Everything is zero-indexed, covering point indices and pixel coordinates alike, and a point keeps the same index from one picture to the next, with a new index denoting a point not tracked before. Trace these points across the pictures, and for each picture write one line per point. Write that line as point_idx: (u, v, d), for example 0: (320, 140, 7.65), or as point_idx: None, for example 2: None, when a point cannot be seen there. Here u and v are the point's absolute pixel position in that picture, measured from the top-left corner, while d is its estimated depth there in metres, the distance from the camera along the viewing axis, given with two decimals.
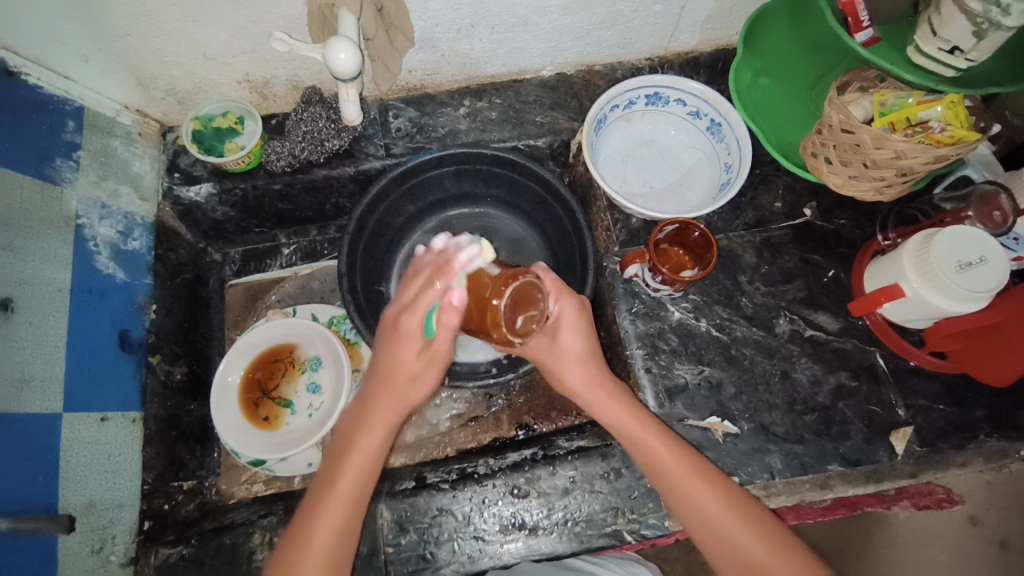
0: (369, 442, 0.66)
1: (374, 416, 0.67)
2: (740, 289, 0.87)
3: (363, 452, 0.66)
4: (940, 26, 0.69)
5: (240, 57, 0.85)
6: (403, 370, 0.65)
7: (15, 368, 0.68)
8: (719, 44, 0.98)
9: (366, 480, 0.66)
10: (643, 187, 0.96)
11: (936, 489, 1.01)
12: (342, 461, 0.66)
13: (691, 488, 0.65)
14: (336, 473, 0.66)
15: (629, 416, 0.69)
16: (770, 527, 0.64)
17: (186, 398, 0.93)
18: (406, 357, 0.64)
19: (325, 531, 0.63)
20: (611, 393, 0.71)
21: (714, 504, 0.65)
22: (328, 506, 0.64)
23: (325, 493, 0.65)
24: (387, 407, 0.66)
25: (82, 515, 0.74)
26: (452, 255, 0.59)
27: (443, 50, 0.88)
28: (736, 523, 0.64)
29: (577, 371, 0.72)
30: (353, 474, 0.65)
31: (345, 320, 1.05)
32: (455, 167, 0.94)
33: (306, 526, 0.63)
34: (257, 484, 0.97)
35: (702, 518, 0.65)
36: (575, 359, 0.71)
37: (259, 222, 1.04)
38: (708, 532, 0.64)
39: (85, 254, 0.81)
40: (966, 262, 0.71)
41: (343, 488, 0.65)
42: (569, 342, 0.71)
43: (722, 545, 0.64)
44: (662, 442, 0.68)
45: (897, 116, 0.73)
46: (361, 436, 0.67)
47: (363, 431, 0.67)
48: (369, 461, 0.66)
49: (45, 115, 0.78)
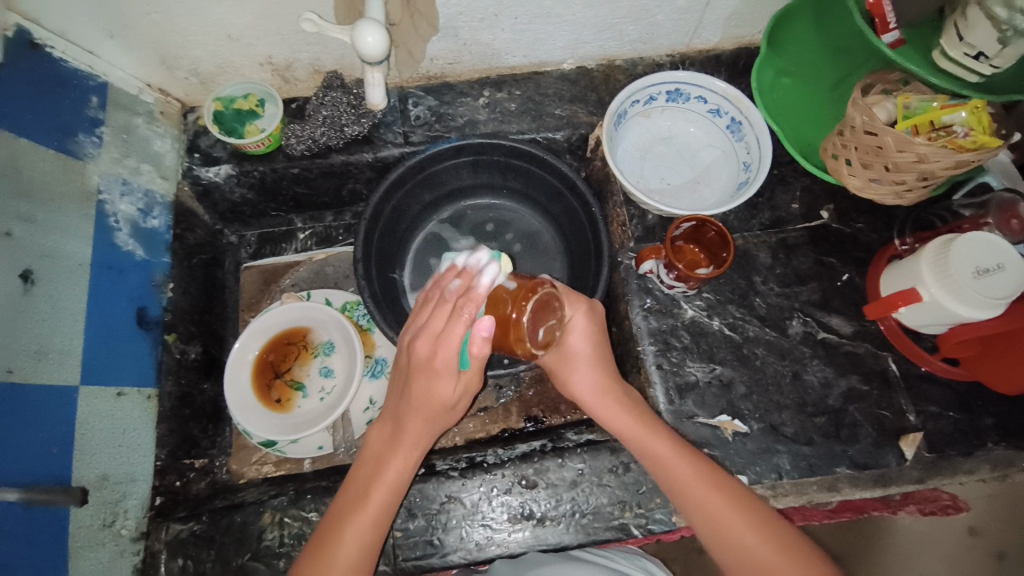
0: (402, 462, 0.67)
1: (407, 436, 0.67)
2: (755, 289, 0.87)
3: (394, 472, 0.67)
4: (966, 31, 0.69)
5: (264, 40, 0.85)
6: (440, 398, 0.64)
7: (34, 341, 0.68)
8: (742, 42, 0.97)
9: (395, 500, 0.67)
10: (660, 183, 0.96)
11: (940, 494, 0.99)
12: (373, 477, 0.67)
13: (695, 487, 0.65)
14: (368, 489, 0.66)
15: (634, 420, 0.70)
16: (777, 526, 0.63)
17: (200, 376, 0.94)
18: (442, 384, 0.63)
19: (353, 548, 0.63)
20: (618, 400, 0.72)
21: (721, 503, 0.65)
22: (358, 522, 0.64)
23: (355, 509, 0.65)
24: (420, 428, 0.67)
25: (95, 488, 0.74)
26: (470, 278, 0.60)
27: (466, 39, 0.88)
28: (742, 523, 0.63)
29: (588, 376, 0.72)
30: (385, 493, 0.66)
31: (358, 306, 1.05)
32: (472, 157, 0.94)
33: (333, 541, 0.63)
34: (267, 465, 0.99)
35: (708, 518, 0.64)
36: (586, 364, 0.72)
37: (276, 205, 1.05)
38: (714, 531, 0.64)
39: (105, 231, 0.82)
40: (984, 269, 0.70)
41: (374, 505, 0.65)
42: (580, 344, 0.71)
43: (726, 546, 0.63)
44: (667, 442, 0.68)
45: (921, 120, 0.71)
46: (393, 455, 0.67)
47: (396, 449, 0.68)
48: (400, 481, 0.67)
49: (68, 90, 0.79)
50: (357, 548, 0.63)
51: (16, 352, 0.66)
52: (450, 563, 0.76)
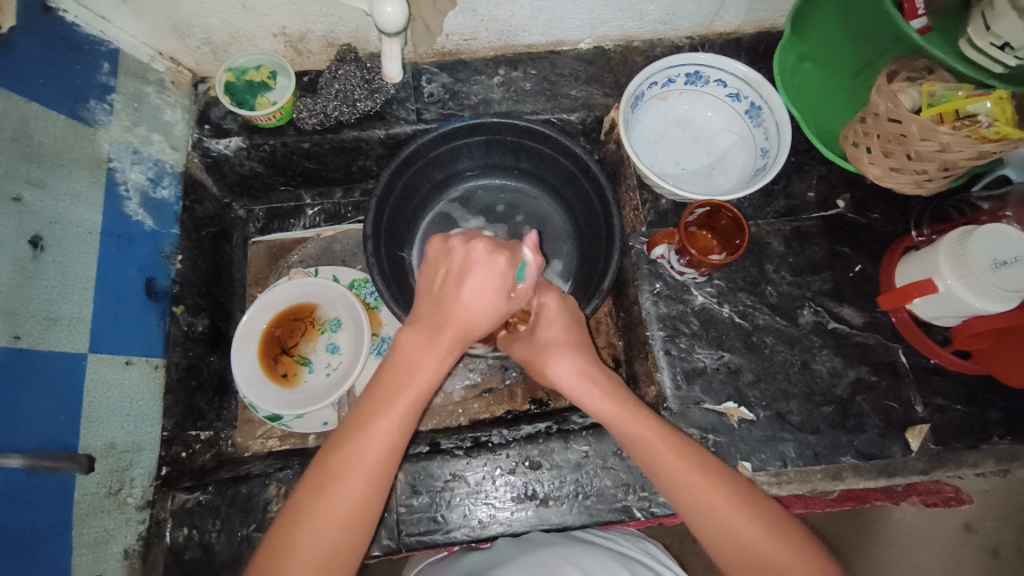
0: (434, 368, 0.63)
1: (437, 345, 0.63)
2: (766, 278, 0.86)
3: (422, 381, 0.62)
4: (992, 20, 0.68)
5: (279, 10, 0.83)
6: (475, 309, 0.64)
7: (43, 306, 0.68)
8: (763, 26, 0.96)
9: (418, 412, 0.63)
10: (675, 167, 0.95)
11: (944, 487, 1.04)
12: (398, 384, 0.62)
13: (687, 477, 0.62)
14: (391, 397, 0.61)
15: (622, 408, 0.68)
16: (773, 516, 0.61)
17: (207, 349, 0.95)
18: (481, 312, 0.64)
19: (371, 460, 0.59)
20: (603, 388, 0.69)
21: (715, 494, 0.61)
22: (381, 428, 0.60)
23: (378, 414, 0.60)
24: (452, 340, 0.64)
25: (102, 456, 0.74)
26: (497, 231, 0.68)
27: (483, 15, 0.87)
28: (746, 522, 0.60)
29: (567, 364, 0.71)
30: (410, 403, 0.61)
31: (366, 284, 1.05)
32: (485, 136, 0.93)
33: (353, 445, 0.59)
34: (273, 439, 1.00)
35: (701, 510, 0.61)
36: (564, 351, 0.72)
37: (285, 180, 1.05)
38: (717, 533, 0.61)
39: (115, 200, 0.81)
40: (1002, 261, 0.70)
41: (401, 407, 0.61)
42: (552, 334, 0.73)
43: (717, 533, 0.61)
44: (658, 435, 0.65)
45: (946, 108, 0.70)
46: (422, 361, 0.63)
47: (428, 352, 0.63)
48: (428, 389, 0.63)
49: (81, 55, 0.78)
50: (384, 442, 0.60)
51: (24, 317, 0.65)
52: (453, 539, 0.77)
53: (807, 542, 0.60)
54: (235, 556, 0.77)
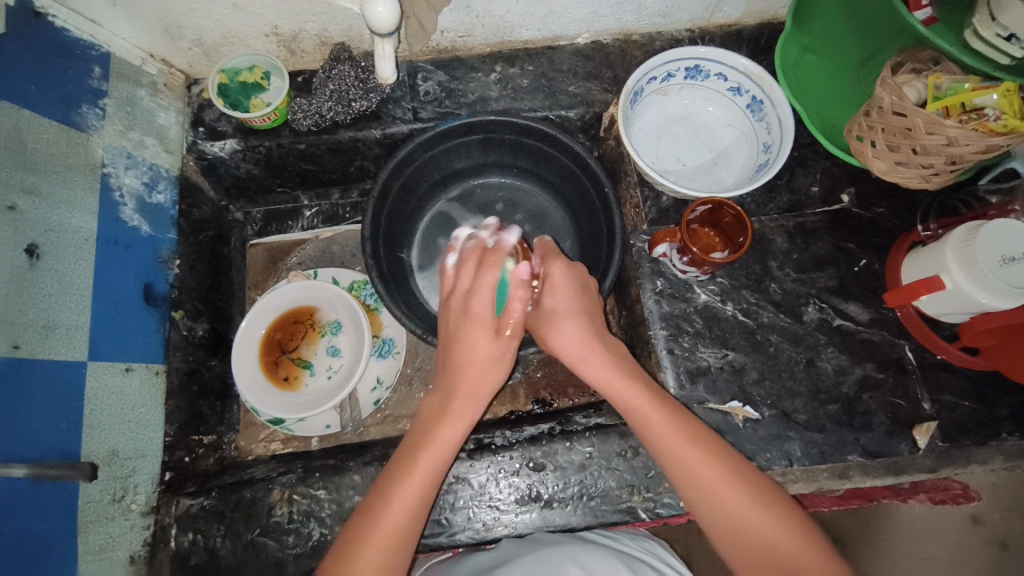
0: (452, 428, 0.66)
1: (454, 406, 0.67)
2: (770, 275, 0.85)
3: (442, 442, 0.65)
4: (999, 10, 0.66)
5: (270, 9, 0.82)
6: (473, 362, 0.68)
7: (42, 315, 0.67)
8: (764, 17, 0.94)
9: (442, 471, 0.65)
10: (675, 164, 0.93)
11: (953, 484, 1.02)
12: (422, 442, 0.66)
13: (692, 459, 0.62)
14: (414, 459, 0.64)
15: (628, 385, 0.66)
16: (777, 503, 0.60)
17: (208, 353, 0.94)
18: (476, 353, 0.68)
19: (405, 503, 0.62)
20: (603, 358, 0.68)
21: (716, 475, 0.61)
22: (405, 486, 0.63)
23: (410, 463, 0.64)
24: (466, 399, 0.67)
25: (105, 463, 0.74)
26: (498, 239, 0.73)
27: (478, 11, 0.85)
28: (740, 497, 0.60)
29: (572, 330, 0.69)
30: (431, 463, 0.64)
31: (365, 286, 1.04)
32: (483, 135, 0.91)
33: (380, 504, 0.62)
34: (275, 442, 1.00)
35: (702, 490, 0.61)
36: (569, 317, 0.70)
37: (281, 181, 1.04)
38: (711, 508, 0.61)
39: (110, 205, 0.80)
40: (1011, 256, 0.68)
41: (423, 466, 0.64)
42: (559, 301, 0.71)
43: (715, 516, 0.61)
44: (657, 408, 0.64)
45: (952, 100, 0.68)
46: (441, 423, 0.66)
47: (454, 403, 0.67)
48: (448, 449, 0.66)
49: (71, 60, 0.77)
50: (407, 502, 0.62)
51: (23, 327, 0.65)
52: (457, 542, 0.77)
53: (800, 520, 0.60)
54: (239, 561, 0.77)
